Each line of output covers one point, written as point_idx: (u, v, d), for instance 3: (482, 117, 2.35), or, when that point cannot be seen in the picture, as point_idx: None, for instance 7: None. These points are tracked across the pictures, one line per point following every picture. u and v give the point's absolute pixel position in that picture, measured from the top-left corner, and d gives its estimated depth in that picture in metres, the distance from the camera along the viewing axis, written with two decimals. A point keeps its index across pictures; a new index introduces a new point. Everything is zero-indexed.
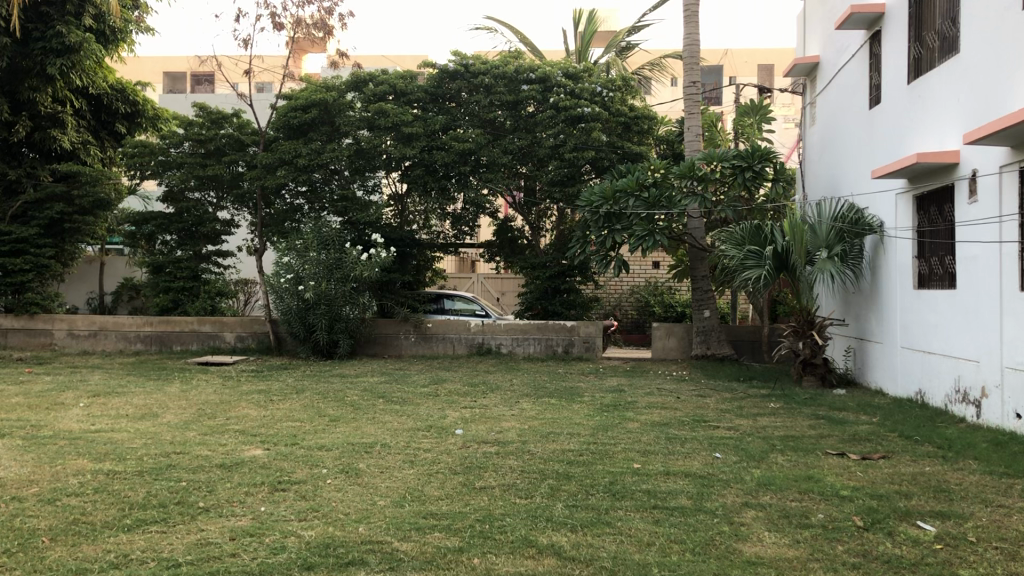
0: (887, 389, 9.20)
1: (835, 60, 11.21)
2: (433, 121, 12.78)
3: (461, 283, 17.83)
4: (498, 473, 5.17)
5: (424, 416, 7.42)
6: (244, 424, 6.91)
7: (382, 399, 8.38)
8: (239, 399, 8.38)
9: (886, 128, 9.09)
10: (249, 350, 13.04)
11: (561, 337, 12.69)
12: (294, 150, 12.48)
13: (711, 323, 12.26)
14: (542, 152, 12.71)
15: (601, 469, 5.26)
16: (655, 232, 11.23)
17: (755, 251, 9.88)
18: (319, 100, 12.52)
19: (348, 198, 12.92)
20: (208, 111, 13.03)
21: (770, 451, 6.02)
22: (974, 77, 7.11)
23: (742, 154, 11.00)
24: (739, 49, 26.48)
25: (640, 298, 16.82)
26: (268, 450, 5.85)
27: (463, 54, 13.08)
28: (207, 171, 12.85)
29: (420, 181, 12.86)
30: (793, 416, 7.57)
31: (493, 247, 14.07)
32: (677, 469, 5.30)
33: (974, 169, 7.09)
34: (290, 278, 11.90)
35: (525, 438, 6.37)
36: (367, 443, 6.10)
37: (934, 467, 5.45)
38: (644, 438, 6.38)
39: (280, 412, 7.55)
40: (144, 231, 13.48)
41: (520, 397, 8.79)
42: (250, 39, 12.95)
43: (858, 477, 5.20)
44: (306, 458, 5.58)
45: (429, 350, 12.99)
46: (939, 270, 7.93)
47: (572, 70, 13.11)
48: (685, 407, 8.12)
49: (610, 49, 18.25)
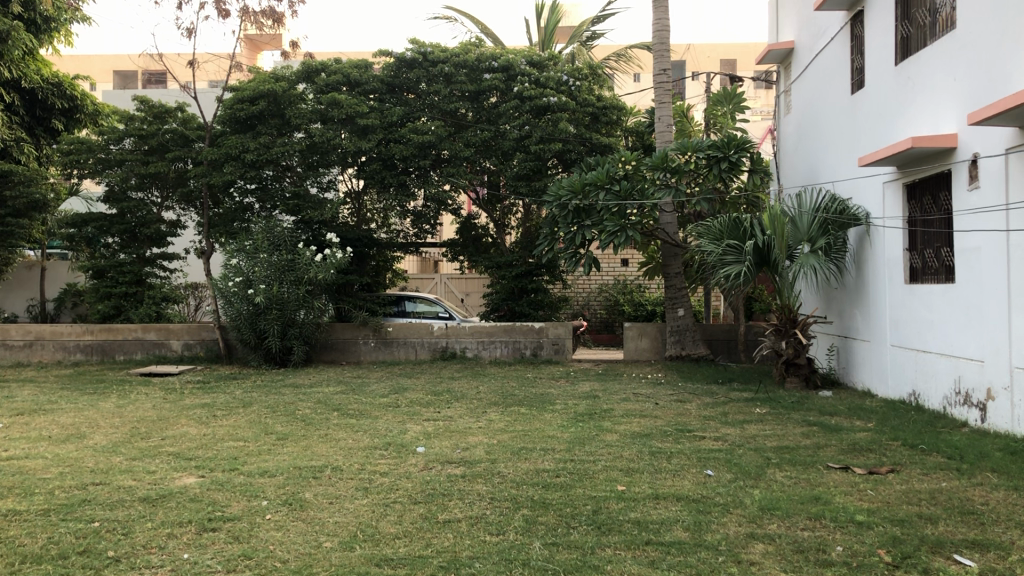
0: (875, 390, 8.70)
1: (813, 44, 10.70)
2: (391, 112, 12.09)
3: (424, 284, 17.16)
4: (464, 502, 4.50)
5: (381, 432, 6.75)
6: (180, 447, 6.17)
7: (336, 412, 7.69)
8: (178, 416, 7.62)
9: (872, 112, 8.55)
10: (197, 359, 12.30)
11: (529, 340, 12.08)
12: (241, 144, 11.68)
13: (686, 323, 11.72)
14: (506, 145, 12.10)
15: (582, 494, 4.62)
16: (626, 227, 10.60)
17: (735, 245, 9.25)
18: (267, 90, 11.73)
19: (300, 196, 12.01)
20: (150, 105, 12.25)
21: (767, 466, 5.43)
22: (972, 55, 6.59)
23: (717, 144, 10.47)
24: (702, 44, 26.07)
25: (609, 296, 16.28)
26: (202, 478, 5.13)
27: (421, 42, 12.42)
28: (149, 169, 12.08)
29: (377, 176, 12.14)
30: (783, 423, 7.00)
31: (457, 245, 13.34)
32: (666, 492, 4.68)
33: (975, 153, 6.56)
34: (239, 281, 11.16)
35: (495, 456, 5.73)
36: (315, 467, 5.41)
37: (950, 483, 4.88)
38: (626, 454, 5.75)
39: (222, 431, 6.81)
40: (84, 233, 12.62)
41: (487, 406, 8.15)
42: (194, 28, 12.18)
43: (870, 497, 4.61)
44: (244, 488, 4.87)
45: (390, 356, 12.29)
46: (934, 262, 7.43)
47: (536, 58, 12.53)
48: (665, 415, 7.51)
49: (574, 40, 17.65)
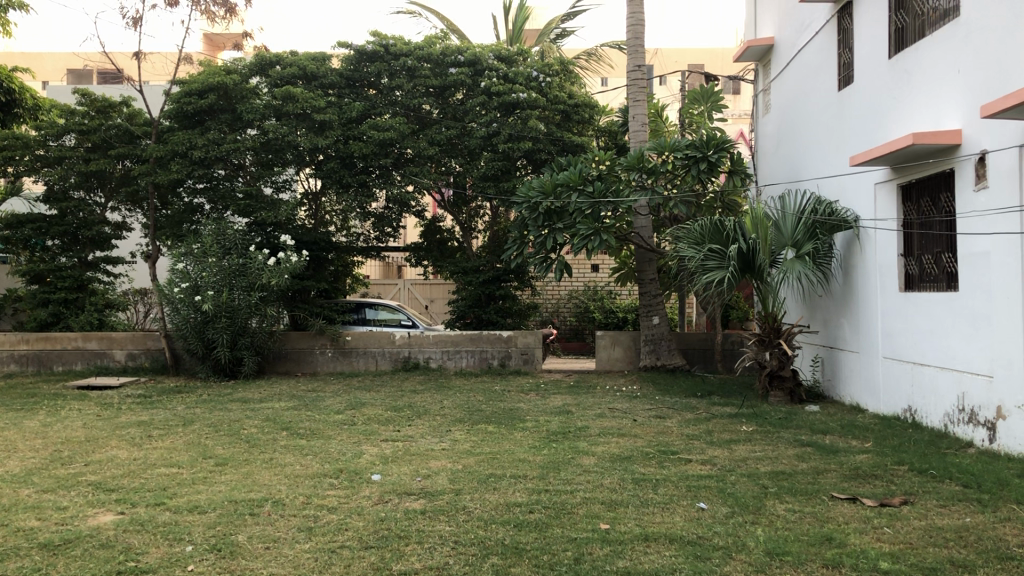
0: (865, 405, 8.18)
1: (795, 39, 10.18)
2: (350, 108, 11.41)
3: (386, 291, 16.51)
4: (422, 548, 3.86)
5: (334, 456, 6.07)
6: (104, 475, 5.45)
7: (286, 432, 7.02)
8: (109, 436, 6.88)
9: (863, 108, 8.03)
10: (142, 370, 11.51)
11: (496, 349, 11.46)
12: (189, 140, 10.93)
13: (661, 331, 11.16)
14: (473, 143, 11.50)
15: (560, 537, 3.99)
16: (601, 231, 9.95)
17: (717, 249, 8.63)
18: (217, 83, 11.00)
19: (252, 196, 11.26)
20: (91, 99, 11.52)
21: (766, 497, 4.83)
22: (979, 44, 6.06)
23: (696, 143, 9.90)
24: (669, 49, 25.71)
25: (578, 303, 15.72)
26: (121, 516, 4.43)
27: (382, 34, 11.78)
28: (91, 167, 11.30)
29: (334, 176, 11.44)
30: (775, 444, 6.43)
31: (421, 250, 12.70)
32: (657, 532, 4.07)
33: (982, 150, 6.05)
34: (185, 287, 10.42)
35: (461, 485, 5.08)
36: (254, 501, 4.74)
37: (974, 518, 4.31)
38: (607, 483, 5.12)
39: (155, 455, 6.10)
40: (20, 235, 11.77)
41: (451, 423, 7.51)
42: (139, 17, 11.40)
43: (889, 537, 4.02)
44: (168, 530, 4.16)
45: (348, 367, 11.58)
46: (933, 269, 6.92)
47: (504, 52, 11.97)
48: (646, 434, 6.91)
49: (543, 38, 17.08)
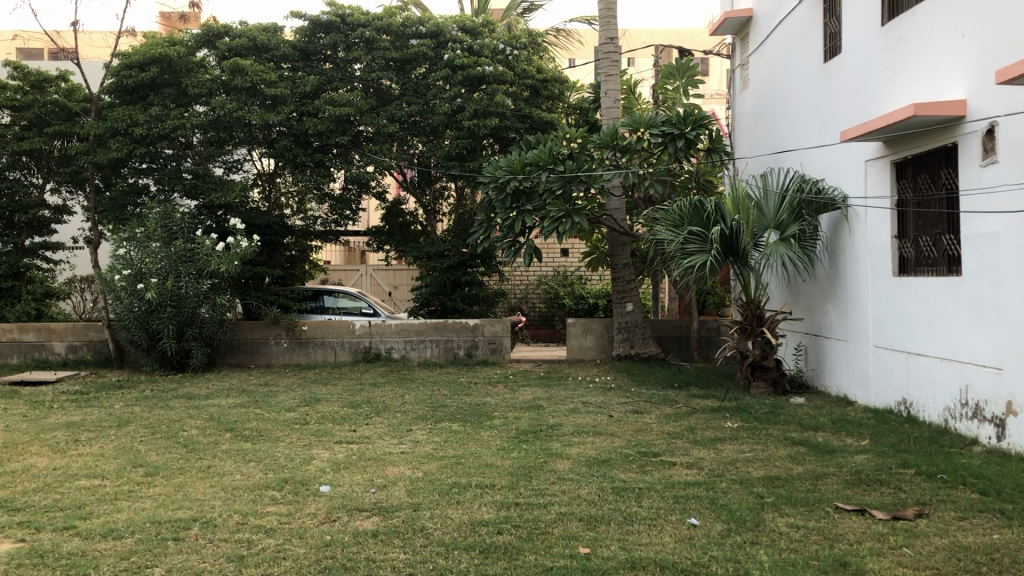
0: (854, 396, 7.69)
1: (775, 10, 9.63)
2: (303, 82, 10.74)
3: (348, 278, 15.85)
4: None
5: (280, 462, 5.47)
6: (14, 490, 4.79)
7: (230, 434, 6.39)
8: (32, 441, 6.20)
9: (853, 80, 7.50)
10: (84, 363, 10.77)
11: (462, 338, 10.87)
12: (129, 116, 10.19)
13: (635, 318, 10.62)
14: (436, 119, 10.87)
15: (534, 566, 3.42)
16: (573, 212, 9.34)
17: (698, 232, 7.99)
18: (160, 55, 10.26)
19: (200, 175, 10.53)
20: (25, 73, 10.86)
21: (763, 510, 4.27)
22: (986, 5, 5.54)
23: (673, 119, 9.31)
24: (637, 29, 25.19)
25: (548, 288, 15.17)
26: (20, 545, 3.79)
27: (338, 4, 11.11)
28: (24, 145, 10.54)
29: (288, 155, 10.75)
30: (765, 443, 5.91)
31: (383, 234, 12.05)
32: (645, 557, 3.51)
33: (991, 122, 5.54)
34: (127, 275, 9.70)
35: (421, 498, 4.50)
36: (180, 521, 4.12)
37: (1003, 534, 3.80)
38: (585, 494, 4.55)
39: (79, 463, 5.45)
40: None
41: (412, 421, 6.92)
42: None
43: (911, 561, 3.49)
44: (70, 563, 3.52)
45: (306, 358, 10.91)
46: (932, 251, 6.41)
47: (468, 24, 11.35)
48: (623, 433, 6.37)
49: (509, 13, 16.45)
